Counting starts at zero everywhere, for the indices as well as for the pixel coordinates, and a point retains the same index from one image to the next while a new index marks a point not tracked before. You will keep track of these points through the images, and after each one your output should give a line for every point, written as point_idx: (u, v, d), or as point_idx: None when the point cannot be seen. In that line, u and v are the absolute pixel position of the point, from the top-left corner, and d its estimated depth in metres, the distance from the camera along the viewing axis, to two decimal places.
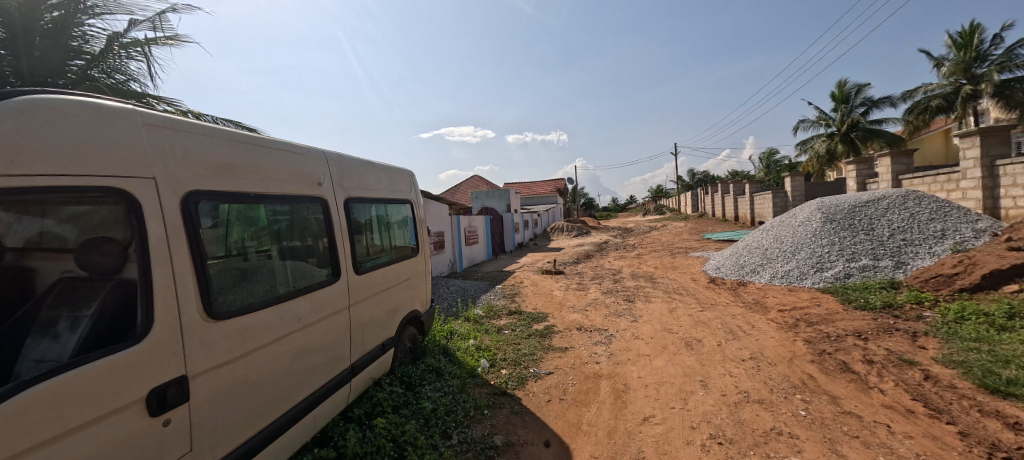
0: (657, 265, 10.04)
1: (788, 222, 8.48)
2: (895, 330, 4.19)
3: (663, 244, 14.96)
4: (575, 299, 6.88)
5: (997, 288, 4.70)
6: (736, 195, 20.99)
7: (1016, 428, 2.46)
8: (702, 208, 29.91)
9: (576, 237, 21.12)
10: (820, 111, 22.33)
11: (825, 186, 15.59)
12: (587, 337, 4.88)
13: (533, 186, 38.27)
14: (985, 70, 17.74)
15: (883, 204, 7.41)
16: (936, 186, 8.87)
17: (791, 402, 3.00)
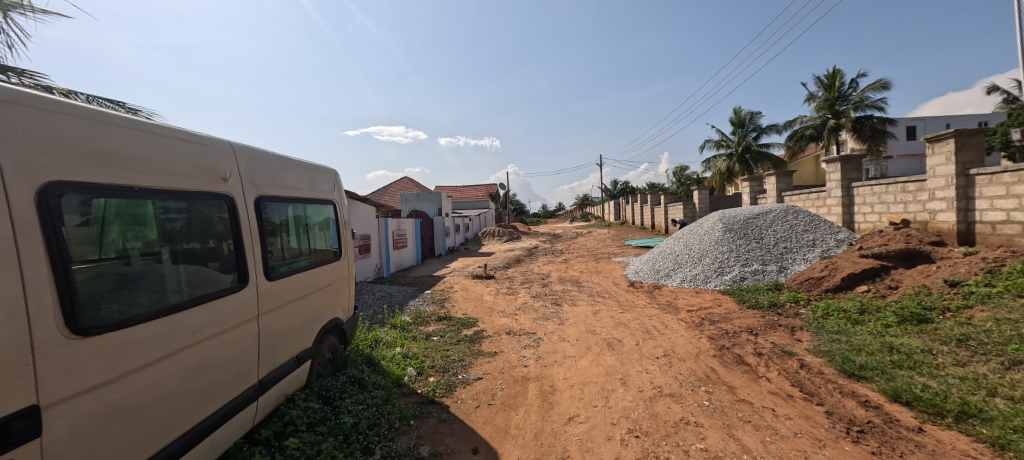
0: (583, 270, 10.54)
1: (696, 230, 9.43)
2: (779, 326, 4.82)
3: (589, 249, 15.75)
4: (505, 304, 6.94)
5: (852, 288, 5.64)
6: (653, 206, 22.85)
7: (867, 405, 2.96)
8: (624, 216, 32.13)
9: (508, 243, 21.42)
10: (722, 134, 25.24)
11: (726, 199, 17.62)
12: (516, 340, 4.95)
13: (469, 190, 38.17)
14: (845, 108, 21.38)
15: (771, 217, 8.55)
16: (810, 203, 10.48)
17: (697, 394, 3.30)
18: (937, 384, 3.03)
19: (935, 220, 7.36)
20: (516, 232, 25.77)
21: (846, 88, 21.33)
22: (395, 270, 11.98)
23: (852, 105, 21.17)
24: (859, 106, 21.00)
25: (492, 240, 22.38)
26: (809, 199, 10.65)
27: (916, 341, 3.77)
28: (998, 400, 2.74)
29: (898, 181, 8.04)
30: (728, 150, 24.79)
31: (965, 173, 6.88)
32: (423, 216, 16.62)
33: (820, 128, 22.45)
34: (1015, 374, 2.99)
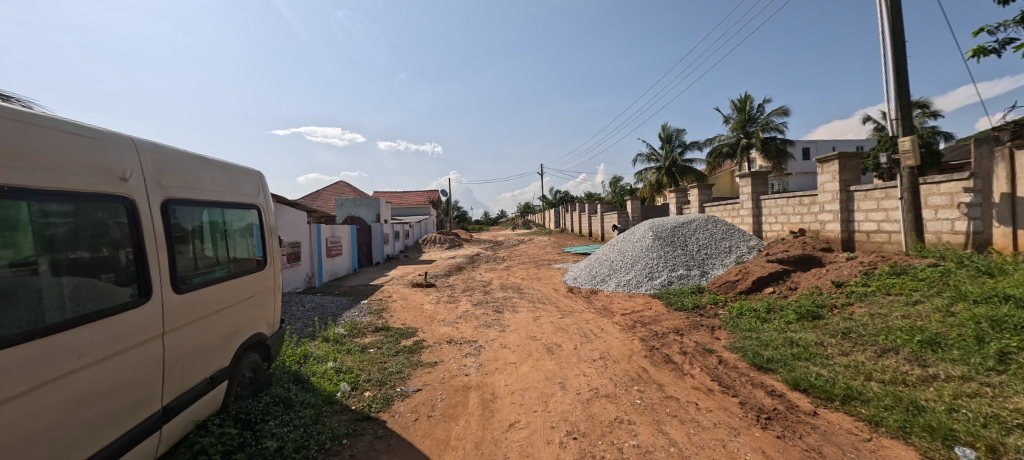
0: (525, 277, 10.70)
1: (629, 238, 10.01)
2: (701, 326, 5.25)
3: (530, 256, 16.04)
4: (446, 312, 6.83)
5: (761, 290, 6.30)
6: (591, 214, 23.90)
7: (773, 393, 3.32)
8: (563, 224, 33.21)
9: (449, 250, 21.13)
10: (652, 148, 27.15)
11: (655, 209, 18.92)
12: (457, 349, 4.88)
13: (411, 196, 37.19)
14: (754, 129, 24.02)
15: (694, 226, 9.32)
16: (726, 213, 11.60)
17: (630, 393, 3.48)
18: (827, 372, 3.47)
19: (825, 229, 8.49)
20: (458, 239, 25.51)
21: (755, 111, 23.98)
22: (328, 279, 11.27)
23: (760, 126, 23.84)
24: (767, 128, 23.70)
25: (435, 247, 21.97)
26: (726, 209, 11.78)
27: (811, 335, 4.30)
28: (873, 383, 3.20)
29: (796, 194, 9.18)
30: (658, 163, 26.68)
31: (846, 189, 8.02)
32: (359, 222, 15.89)
33: (735, 146, 25.00)
34: (884, 360, 3.52)
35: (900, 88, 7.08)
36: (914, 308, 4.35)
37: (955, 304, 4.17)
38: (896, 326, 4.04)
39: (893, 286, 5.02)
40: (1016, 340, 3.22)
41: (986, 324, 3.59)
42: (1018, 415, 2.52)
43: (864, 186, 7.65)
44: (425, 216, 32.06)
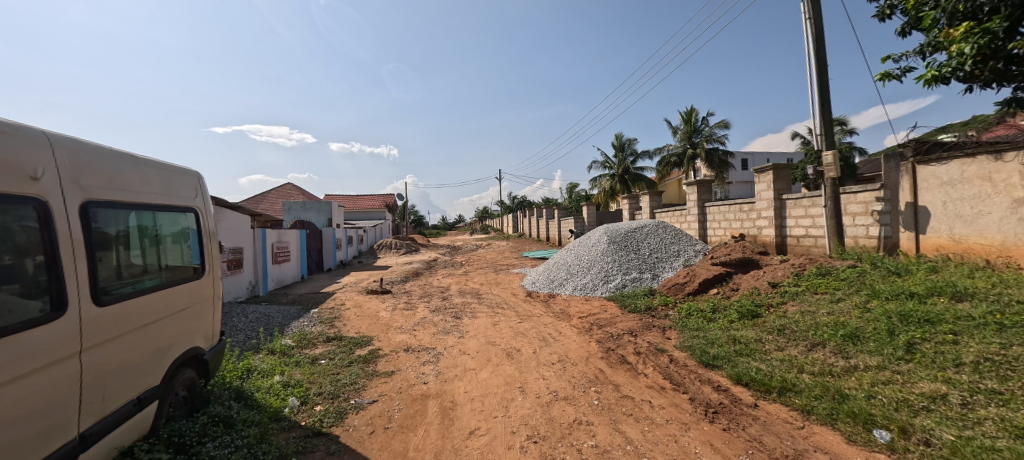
0: (483, 282, 10.66)
1: (585, 242, 10.30)
2: (653, 326, 5.48)
3: (489, 262, 16.02)
4: (402, 320, 6.65)
5: (706, 291, 6.70)
6: (549, 219, 24.35)
7: (718, 388, 3.53)
8: (521, 229, 33.54)
9: (406, 256, 20.63)
10: (606, 157, 28.20)
11: (610, 214, 19.59)
12: (414, 357, 4.76)
13: (367, 200, 35.97)
14: (699, 140, 25.65)
15: (646, 231, 9.75)
16: (675, 219, 12.24)
17: (588, 394, 3.56)
18: (766, 366, 3.75)
19: (762, 234, 9.20)
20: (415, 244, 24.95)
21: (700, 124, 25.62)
22: (273, 288, 10.60)
23: (704, 138, 25.47)
24: (710, 140, 25.38)
25: (391, 252, 21.35)
26: (675, 215, 12.44)
27: (750, 332, 4.63)
28: (804, 375, 3.50)
29: (736, 202, 9.88)
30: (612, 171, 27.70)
31: (780, 197, 8.76)
32: (309, 226, 15.14)
33: (682, 155, 26.54)
34: (813, 353, 3.86)
35: (824, 107, 7.86)
36: (837, 305, 4.82)
37: (870, 301, 4.66)
38: (822, 322, 4.45)
39: (819, 285, 5.53)
40: (918, 332, 3.66)
41: (895, 318, 4.04)
42: (922, 398, 2.85)
43: (795, 195, 8.39)
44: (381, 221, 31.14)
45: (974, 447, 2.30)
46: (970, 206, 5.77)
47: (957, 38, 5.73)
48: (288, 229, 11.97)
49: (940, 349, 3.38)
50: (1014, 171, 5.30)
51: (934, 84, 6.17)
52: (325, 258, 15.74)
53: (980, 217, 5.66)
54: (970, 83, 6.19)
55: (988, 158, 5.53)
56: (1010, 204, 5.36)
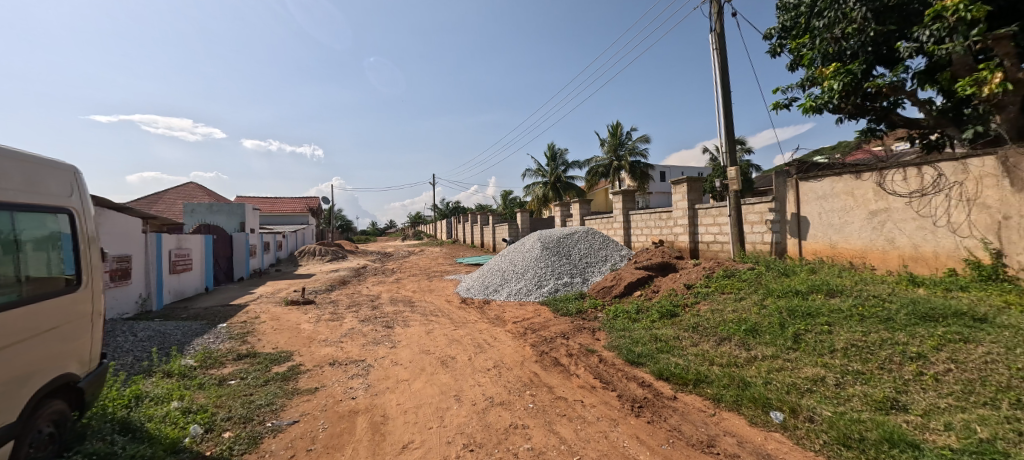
0: (416, 289, 10.36)
1: (519, 248, 10.51)
2: (584, 329, 5.74)
3: (422, 268, 15.62)
4: (328, 332, 6.22)
5: (632, 294, 7.17)
6: (483, 225, 24.44)
7: (642, 384, 3.79)
8: (455, 235, 33.18)
9: (330, 263, 19.34)
10: (540, 165, 29.06)
11: (543, 221, 20.16)
12: (342, 371, 4.48)
13: (287, 203, 33.18)
14: (623, 152, 27.51)
15: (576, 237, 10.19)
16: (603, 226, 12.96)
17: (523, 398, 3.62)
18: (683, 361, 4.11)
19: (678, 240, 10.09)
20: (343, 251, 23.51)
21: (625, 138, 27.51)
22: (170, 301, 9.28)
23: (628, 151, 27.37)
24: (633, 153, 27.34)
25: (316, 260, 19.88)
26: (603, 222, 13.18)
27: (669, 330, 5.05)
28: (715, 367, 3.89)
29: (656, 211, 10.73)
30: (545, 179, 28.62)
31: (694, 207, 9.69)
32: (217, 231, 13.57)
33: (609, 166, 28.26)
34: (722, 347, 4.31)
35: (729, 128, 8.89)
36: (740, 303, 5.45)
37: (766, 299, 5.33)
38: (728, 318, 4.99)
39: (725, 286, 6.20)
40: (801, 324, 4.26)
41: (784, 313, 4.67)
42: (807, 381, 3.32)
43: (705, 205, 9.34)
44: (304, 226, 28.90)
45: (845, 420, 2.73)
46: (839, 216, 6.88)
47: (828, 76, 6.82)
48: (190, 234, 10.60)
49: (818, 338, 3.96)
50: (869, 188, 6.43)
51: (812, 113, 7.29)
52: (235, 267, 14.13)
53: (846, 226, 6.77)
54: (838, 113, 7.42)
55: (851, 177, 6.67)
56: (867, 215, 6.49)
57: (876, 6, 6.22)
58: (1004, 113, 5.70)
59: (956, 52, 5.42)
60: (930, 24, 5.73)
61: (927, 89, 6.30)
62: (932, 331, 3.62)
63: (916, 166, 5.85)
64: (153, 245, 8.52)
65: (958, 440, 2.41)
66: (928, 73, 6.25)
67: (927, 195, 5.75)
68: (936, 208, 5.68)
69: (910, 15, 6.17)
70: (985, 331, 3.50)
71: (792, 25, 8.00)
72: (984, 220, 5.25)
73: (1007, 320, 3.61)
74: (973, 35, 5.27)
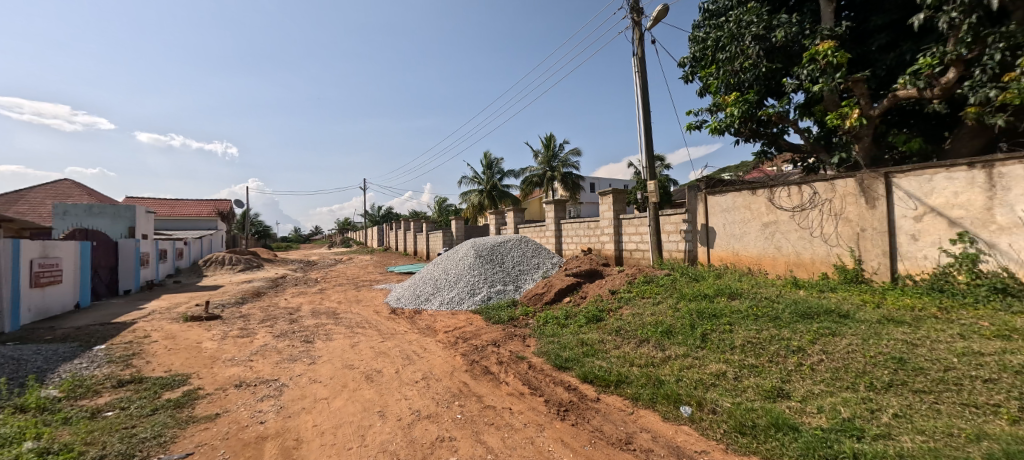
0: (342, 300, 9.76)
1: (453, 257, 10.41)
2: (515, 336, 5.81)
3: (349, 278, 14.79)
4: (235, 350, 5.61)
5: (561, 300, 7.42)
6: (416, 233, 23.84)
7: (567, 388, 3.93)
8: (387, 243, 31.87)
9: (242, 273, 17.54)
10: (476, 173, 29.12)
11: (478, 229, 20.14)
12: (249, 393, 4.06)
13: (192, 207, 29.56)
14: (557, 164, 28.58)
15: (510, 245, 10.31)
16: (536, 234, 13.30)
17: (451, 409, 3.55)
18: (606, 363, 4.33)
19: (605, 248, 10.66)
20: (260, 260, 21.41)
21: (558, 150, 28.61)
22: (28, 320, 7.75)
23: (561, 163, 28.50)
24: (565, 164, 28.52)
25: (226, 270, 17.87)
26: (537, 231, 13.53)
27: (594, 335, 5.30)
28: (634, 368, 4.15)
29: (585, 220, 11.26)
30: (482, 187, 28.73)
31: (619, 217, 10.31)
32: (99, 237, 11.69)
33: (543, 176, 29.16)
34: (641, 348, 4.62)
35: (649, 145, 9.64)
36: (657, 307, 5.89)
37: (679, 302, 5.82)
38: (646, 322, 5.36)
39: (645, 291, 6.67)
40: (708, 325, 4.71)
41: (694, 315, 5.14)
42: (711, 377, 3.66)
43: (629, 216, 9.98)
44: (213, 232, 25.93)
45: (741, 410, 3.06)
46: (739, 227, 7.76)
47: (730, 102, 7.72)
48: (61, 241, 9.01)
49: (721, 337, 4.41)
50: (763, 203, 7.35)
51: (718, 135, 8.19)
52: (122, 279, 12.33)
53: (744, 235, 7.66)
54: (739, 137, 8.41)
55: (748, 192, 7.58)
56: (761, 226, 7.40)
57: (767, 46, 7.19)
58: (861, 143, 6.90)
59: (826, 90, 6.45)
60: (806, 64, 6.75)
61: (806, 120, 7.40)
62: (808, 327, 4.21)
63: (798, 185, 6.80)
64: (7, 253, 7.08)
65: (827, 420, 2.82)
66: (806, 106, 7.34)
67: (806, 209, 6.71)
68: (812, 221, 6.64)
69: (792, 56, 7.23)
70: (847, 325, 4.16)
71: (700, 56, 8.94)
72: (847, 232, 6.24)
73: (862, 316, 4.33)
74: (837, 78, 6.33)
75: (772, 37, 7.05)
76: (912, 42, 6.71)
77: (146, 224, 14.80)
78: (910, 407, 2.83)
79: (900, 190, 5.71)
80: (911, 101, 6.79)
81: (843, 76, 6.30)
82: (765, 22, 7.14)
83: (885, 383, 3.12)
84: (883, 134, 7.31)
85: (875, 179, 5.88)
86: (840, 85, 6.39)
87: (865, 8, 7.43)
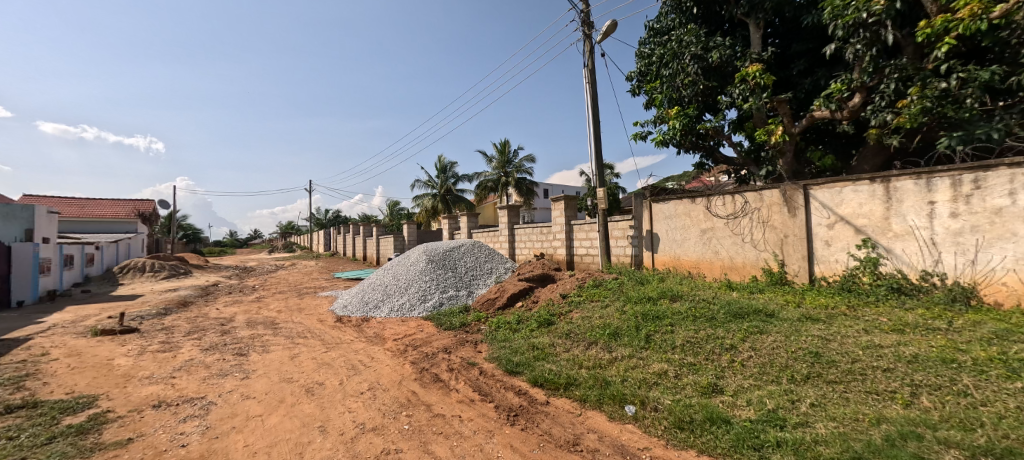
0: (282, 309, 9.16)
1: (404, 262, 10.16)
2: (466, 342, 5.77)
3: (291, 285, 13.94)
4: (154, 366, 5.08)
5: (514, 305, 7.47)
6: (366, 237, 22.99)
7: (517, 392, 3.95)
8: (334, 247, 30.41)
9: (166, 281, 15.95)
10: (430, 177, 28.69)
11: (431, 233, 19.81)
12: (169, 414, 3.69)
13: (107, 208, 26.48)
14: (511, 169, 28.86)
15: (463, 249, 10.23)
16: (490, 239, 13.31)
17: (398, 420, 3.45)
18: (556, 366, 4.41)
19: (557, 253, 10.89)
20: (188, 267, 19.55)
21: (512, 156, 28.91)
22: None
23: (515, 168, 28.81)
24: (520, 170, 28.88)
25: (147, 279, 16.13)
26: (490, 236, 13.55)
27: (545, 339, 5.39)
28: (583, 370, 4.27)
29: (538, 225, 11.44)
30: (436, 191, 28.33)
31: (571, 223, 10.58)
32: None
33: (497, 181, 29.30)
34: (590, 351, 4.76)
35: (599, 154, 10.01)
36: (605, 310, 6.10)
37: (625, 305, 6.08)
38: (594, 324, 5.54)
39: (594, 294, 6.89)
40: (651, 326, 4.96)
41: (639, 316, 5.39)
42: (654, 376, 3.85)
43: (580, 221, 10.27)
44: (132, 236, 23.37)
45: (680, 406, 3.24)
46: (680, 233, 8.25)
47: (673, 116, 8.22)
48: None
49: (663, 337, 4.66)
50: (701, 210, 7.88)
51: (662, 146, 8.68)
52: (15, 289, 10.79)
53: (685, 241, 8.15)
54: (680, 148, 8.97)
55: (689, 201, 8.09)
56: (700, 232, 7.92)
57: (704, 65, 7.75)
58: (784, 157, 7.63)
59: (755, 108, 7.06)
60: (738, 84, 7.35)
61: (738, 135, 8.06)
62: (740, 326, 4.56)
63: (731, 194, 7.36)
64: None
65: (755, 412, 3.05)
66: (738, 122, 7.98)
67: (738, 217, 7.28)
68: (744, 228, 7.21)
69: (726, 75, 7.83)
70: (772, 323, 4.55)
71: (646, 71, 9.44)
72: (773, 238, 6.84)
73: (785, 315, 4.76)
74: (764, 97, 6.96)
75: (709, 57, 7.63)
76: (826, 69, 7.53)
77: (47, 225, 12.91)
78: (824, 396, 3.14)
79: (816, 201, 6.36)
80: (825, 122, 7.62)
81: (769, 96, 6.93)
82: (702, 43, 7.72)
83: (804, 375, 3.45)
84: (802, 150, 8.14)
85: (796, 190, 6.51)
86: (767, 104, 7.02)
87: (787, 36, 8.23)
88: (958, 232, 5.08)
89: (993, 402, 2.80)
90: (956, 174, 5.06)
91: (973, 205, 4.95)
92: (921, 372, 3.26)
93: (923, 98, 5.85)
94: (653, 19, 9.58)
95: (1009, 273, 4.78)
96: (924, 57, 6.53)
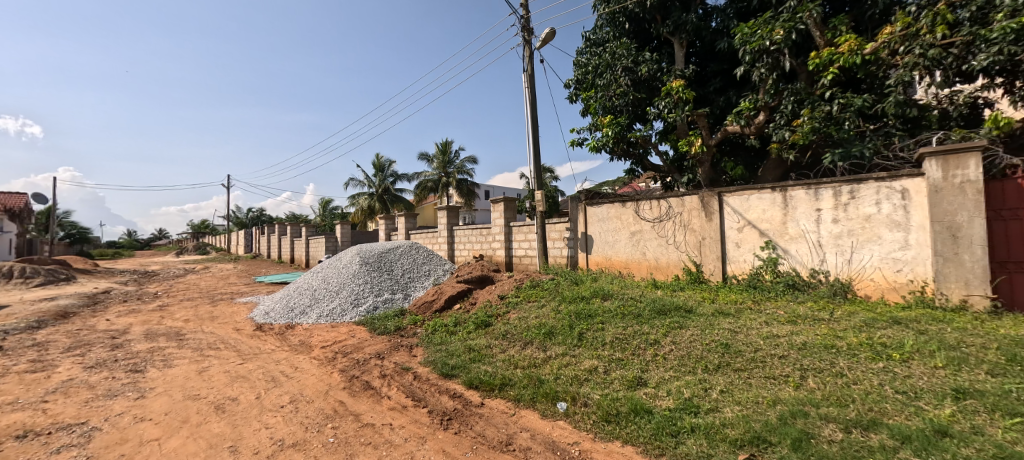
0: (189, 319, 8.23)
1: (335, 264, 9.65)
2: (400, 346, 5.60)
3: (202, 291, 12.57)
4: (19, 390, 4.32)
5: (452, 307, 7.40)
6: (294, 238, 21.41)
7: (451, 395, 3.93)
8: (258, 249, 27.92)
9: (39, 290, 13.58)
10: (367, 175, 27.45)
11: (366, 234, 18.98)
12: (38, 446, 3.16)
13: None
14: (453, 169, 28.54)
15: (399, 251, 9.94)
16: (429, 241, 13.04)
17: (323, 433, 3.27)
18: (492, 368, 4.45)
19: (496, 254, 10.96)
20: (72, 272, 16.81)
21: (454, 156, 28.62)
22: None
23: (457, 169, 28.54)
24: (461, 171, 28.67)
25: (15, 287, 13.61)
26: (429, 236, 13.28)
27: (481, 340, 5.40)
28: (518, 369, 4.35)
29: (477, 226, 11.43)
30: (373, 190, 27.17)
31: (510, 224, 10.70)
32: None
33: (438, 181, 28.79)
34: (526, 350, 4.86)
35: (538, 157, 10.25)
36: (540, 310, 6.27)
37: (561, 304, 6.29)
38: (530, 325, 5.67)
39: (531, 294, 7.05)
40: (584, 325, 5.18)
41: (573, 316, 5.61)
42: (585, 372, 4.03)
43: (520, 223, 10.42)
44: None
45: (608, 400, 3.43)
46: (612, 235, 8.71)
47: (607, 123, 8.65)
48: None
49: (595, 334, 4.90)
50: (631, 214, 8.38)
51: (597, 151, 9.10)
52: None
53: (617, 242, 8.62)
54: (613, 155, 9.45)
55: (620, 204, 8.58)
56: (629, 235, 8.42)
57: (634, 77, 8.27)
58: (703, 166, 8.36)
59: (678, 120, 7.66)
60: (664, 97, 7.92)
61: (663, 145, 8.69)
62: (663, 321, 4.93)
63: (658, 199, 7.92)
64: None
65: (673, 401, 3.32)
66: (664, 132, 8.60)
67: (663, 221, 7.85)
68: (668, 230, 7.80)
69: (653, 89, 8.42)
70: (691, 318, 4.98)
71: (583, 79, 9.84)
72: (692, 240, 7.46)
73: (701, 310, 5.22)
74: (685, 111, 7.58)
75: (638, 70, 8.16)
76: (737, 89, 8.38)
77: None
78: (731, 383, 3.50)
79: (728, 207, 7.05)
80: (737, 136, 8.47)
81: (690, 109, 7.56)
82: (633, 57, 8.25)
83: (715, 365, 3.81)
84: (718, 161, 9.00)
85: (712, 197, 7.16)
86: (688, 117, 7.66)
87: (706, 57, 9.05)
88: (838, 236, 5.92)
89: (861, 380, 3.30)
90: (836, 186, 5.90)
91: (850, 213, 5.81)
92: (809, 357, 3.75)
93: (812, 119, 6.73)
94: (589, 30, 10.00)
95: (876, 271, 5.67)
96: (814, 83, 7.52)
